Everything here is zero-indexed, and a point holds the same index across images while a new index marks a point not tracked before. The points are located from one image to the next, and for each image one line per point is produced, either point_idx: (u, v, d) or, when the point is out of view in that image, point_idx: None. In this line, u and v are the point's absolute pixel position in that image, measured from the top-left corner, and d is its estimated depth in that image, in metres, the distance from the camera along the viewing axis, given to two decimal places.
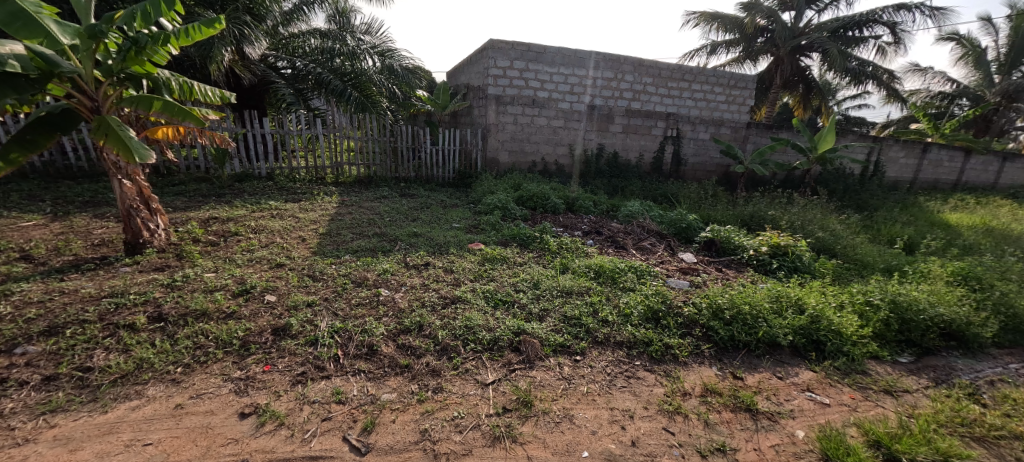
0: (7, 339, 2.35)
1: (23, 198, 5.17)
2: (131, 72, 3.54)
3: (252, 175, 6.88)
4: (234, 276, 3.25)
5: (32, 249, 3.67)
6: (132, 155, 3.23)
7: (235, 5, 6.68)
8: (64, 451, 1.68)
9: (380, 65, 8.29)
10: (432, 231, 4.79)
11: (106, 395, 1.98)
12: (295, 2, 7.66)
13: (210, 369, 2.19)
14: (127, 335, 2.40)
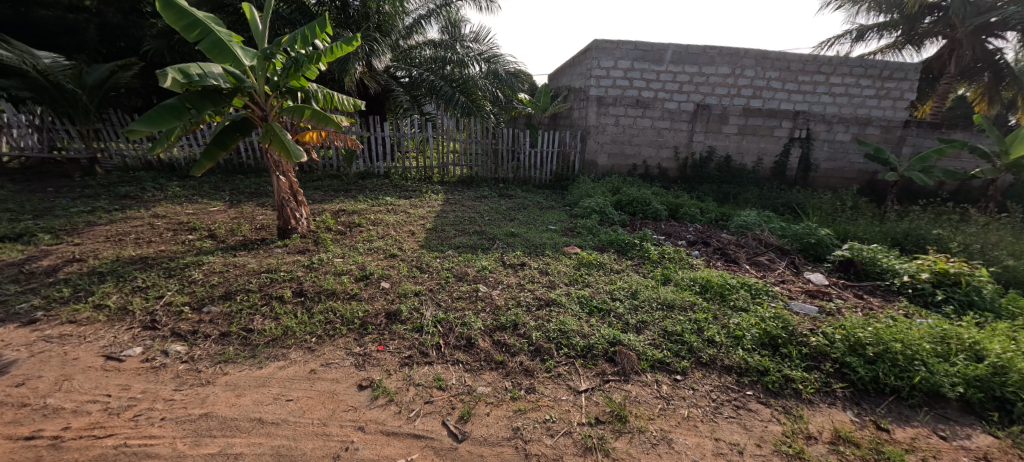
0: (199, 300, 2.99)
1: (212, 188, 6.52)
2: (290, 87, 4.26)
3: (372, 173, 7.77)
4: (357, 263, 3.70)
5: (215, 229, 4.62)
6: (286, 156, 3.89)
7: (366, 24, 7.62)
8: (233, 394, 2.08)
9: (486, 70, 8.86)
10: (529, 232, 4.89)
11: (261, 353, 2.41)
12: (415, 17, 8.44)
13: (336, 343, 2.52)
14: (277, 305, 2.89)
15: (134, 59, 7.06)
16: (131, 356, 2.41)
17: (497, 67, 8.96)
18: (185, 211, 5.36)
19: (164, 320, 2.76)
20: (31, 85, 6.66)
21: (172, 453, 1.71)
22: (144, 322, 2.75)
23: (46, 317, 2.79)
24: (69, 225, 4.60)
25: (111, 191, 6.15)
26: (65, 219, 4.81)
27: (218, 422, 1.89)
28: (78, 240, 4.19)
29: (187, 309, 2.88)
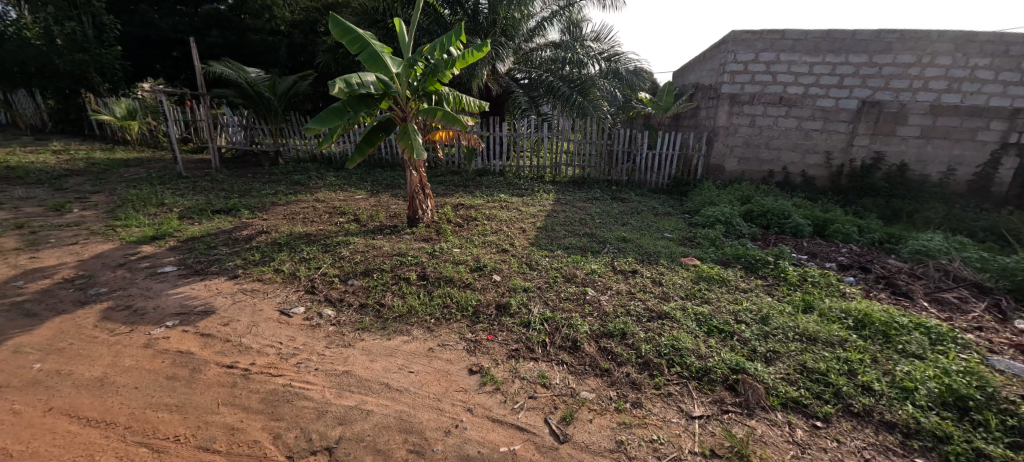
0: (346, 273, 3.53)
1: (359, 179, 7.58)
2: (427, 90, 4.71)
3: (489, 171, 8.22)
4: (472, 254, 3.95)
5: (360, 215, 5.37)
6: (414, 153, 4.34)
7: (494, 29, 8.05)
8: (368, 358, 2.39)
9: (605, 69, 8.72)
10: (643, 238, 4.65)
11: (390, 327, 2.74)
12: (538, 19, 8.63)
13: (451, 326, 2.74)
14: (405, 285, 3.26)
15: (310, 71, 8.62)
16: (296, 313, 2.95)
17: (618, 66, 8.74)
18: (338, 198, 6.33)
19: (320, 287, 3.32)
20: (242, 92, 8.41)
21: (321, 399, 2.04)
22: (307, 286, 3.34)
23: (242, 274, 3.57)
24: (261, 203, 5.79)
25: (288, 178, 7.57)
26: (259, 199, 6.08)
27: (355, 379, 2.19)
28: (265, 216, 5.25)
29: (337, 280, 3.42)
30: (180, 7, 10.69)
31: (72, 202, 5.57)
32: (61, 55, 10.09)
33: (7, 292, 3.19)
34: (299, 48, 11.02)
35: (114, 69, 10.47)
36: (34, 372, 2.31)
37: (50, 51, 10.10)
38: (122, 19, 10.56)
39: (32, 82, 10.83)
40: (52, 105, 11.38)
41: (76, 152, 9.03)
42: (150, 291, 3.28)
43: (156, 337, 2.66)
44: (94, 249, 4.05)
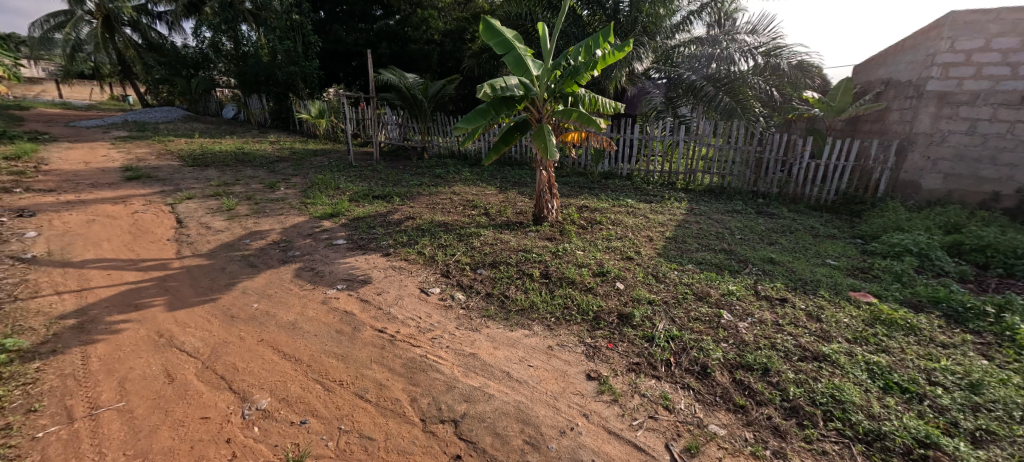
0: (476, 263, 3.80)
1: (492, 176, 8.07)
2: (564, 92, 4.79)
3: (615, 174, 7.97)
4: (596, 259, 3.89)
5: (490, 209, 5.71)
6: (549, 154, 4.45)
7: (635, 25, 7.88)
8: (492, 346, 2.54)
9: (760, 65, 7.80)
10: (796, 262, 4.00)
11: (513, 319, 2.87)
12: (684, 15, 8.52)
13: (570, 327, 2.75)
14: (528, 281, 3.37)
15: (456, 76, 9.51)
16: (432, 292, 3.30)
17: (777, 60, 7.77)
18: (472, 192, 6.85)
19: (454, 272, 3.65)
20: (402, 96, 9.66)
21: (451, 375, 2.25)
22: (442, 270, 3.70)
23: (392, 253, 4.13)
24: (410, 193, 6.59)
25: (433, 171, 8.47)
26: (408, 189, 6.92)
27: (480, 363, 2.36)
28: (411, 204, 5.96)
29: (468, 268, 3.71)
30: (363, 24, 12.93)
31: (281, 182, 7.12)
32: (282, 68, 12.98)
33: (240, 247, 4.25)
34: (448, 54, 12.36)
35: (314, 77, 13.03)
36: (252, 310, 3.04)
37: (276, 65, 13.03)
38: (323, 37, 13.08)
39: (263, 89, 14.13)
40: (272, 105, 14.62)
41: (286, 143, 11.48)
42: (327, 258, 4.02)
43: (330, 296, 3.26)
44: (293, 220, 5.12)
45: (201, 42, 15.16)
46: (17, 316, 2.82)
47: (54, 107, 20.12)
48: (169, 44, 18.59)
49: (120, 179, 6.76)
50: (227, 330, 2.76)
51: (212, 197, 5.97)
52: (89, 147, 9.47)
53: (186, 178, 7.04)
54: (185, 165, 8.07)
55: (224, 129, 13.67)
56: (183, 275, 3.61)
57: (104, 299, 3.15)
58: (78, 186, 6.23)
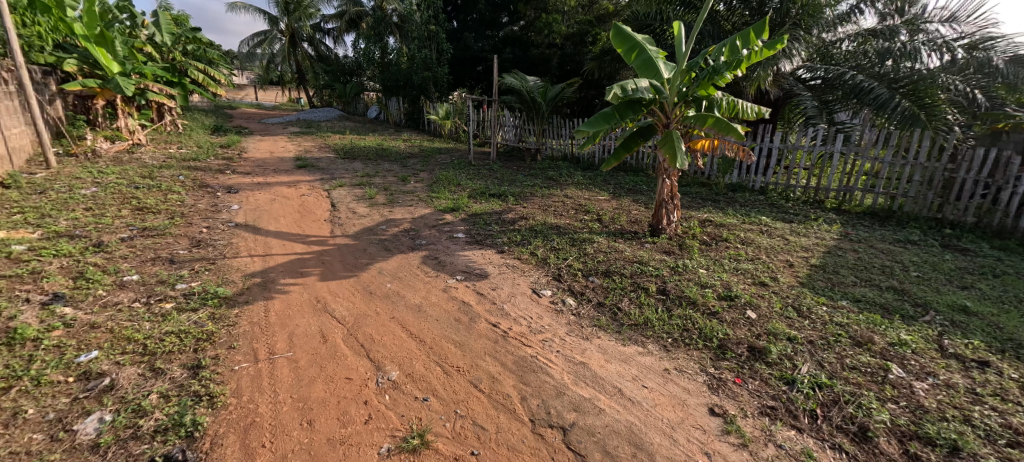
0: (588, 270, 3.73)
1: (606, 181, 7.86)
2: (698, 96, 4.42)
3: (746, 186, 7.20)
4: (722, 280, 3.50)
5: (603, 215, 5.57)
6: (677, 163, 4.13)
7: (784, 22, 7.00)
8: (603, 358, 2.46)
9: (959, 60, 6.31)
10: (1004, 315, 3.09)
11: (625, 333, 2.74)
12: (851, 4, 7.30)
13: (690, 352, 2.53)
14: (643, 296, 3.19)
15: (576, 79, 9.50)
16: (544, 294, 3.33)
17: (985, 54, 6.20)
18: (584, 197, 6.76)
19: (566, 277, 3.63)
20: (523, 98, 9.94)
21: (560, 380, 2.24)
22: (554, 274, 3.71)
23: (507, 251, 4.28)
24: (524, 193, 6.76)
25: (545, 173, 8.56)
26: (523, 189, 7.10)
27: (591, 373, 2.31)
28: (525, 205, 6.11)
29: (579, 274, 3.66)
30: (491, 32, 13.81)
31: (411, 176, 7.90)
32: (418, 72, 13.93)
33: (377, 232, 4.83)
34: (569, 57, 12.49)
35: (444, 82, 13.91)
36: (386, 289, 3.44)
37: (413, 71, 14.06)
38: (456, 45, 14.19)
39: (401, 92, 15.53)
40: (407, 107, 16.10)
41: (415, 141, 12.50)
42: (448, 249, 4.35)
43: (450, 285, 3.52)
44: (421, 212, 5.64)
45: (358, 53, 17.62)
46: (223, 270, 3.63)
47: (253, 107, 25.34)
48: (334, 55, 22.00)
49: (293, 167, 8.24)
50: (367, 304, 3.17)
51: (358, 186, 6.91)
52: (274, 140, 11.73)
53: (339, 169, 8.26)
54: (338, 157, 9.48)
55: (368, 127, 15.64)
56: (334, 251, 4.24)
57: (279, 264, 3.86)
58: (265, 171, 7.76)
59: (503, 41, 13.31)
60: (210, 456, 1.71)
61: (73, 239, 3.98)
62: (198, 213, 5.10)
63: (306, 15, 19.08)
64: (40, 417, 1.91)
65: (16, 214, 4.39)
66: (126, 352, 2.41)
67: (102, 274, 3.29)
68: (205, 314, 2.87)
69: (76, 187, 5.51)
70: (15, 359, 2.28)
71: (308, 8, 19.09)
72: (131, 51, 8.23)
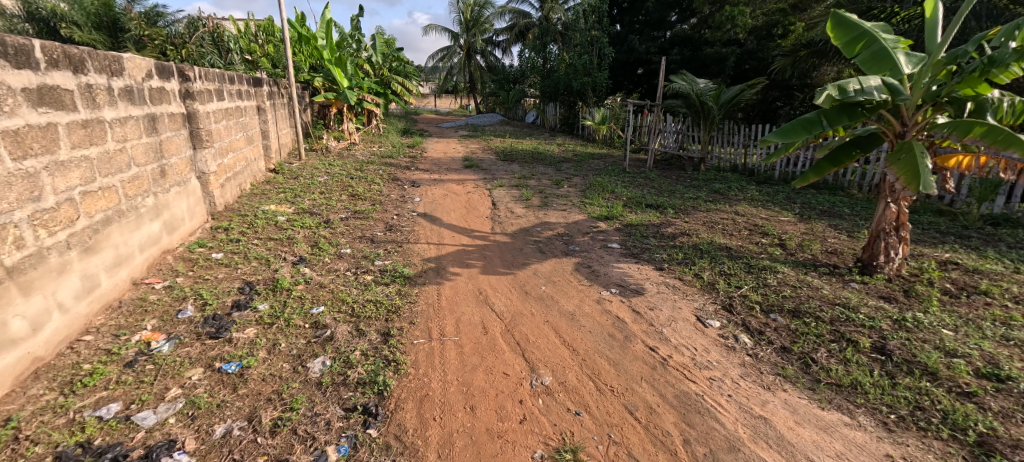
0: (769, 305, 3.16)
1: (793, 200, 6.63)
2: (959, 95, 3.31)
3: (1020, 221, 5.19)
4: (979, 349, 2.56)
5: (787, 240, 4.69)
6: (918, 186, 3.08)
7: None
8: (792, 419, 2.04)
9: None
10: None
11: (823, 393, 2.23)
12: None
13: (928, 441, 1.90)
14: (849, 350, 2.55)
15: (762, 79, 8.17)
16: (712, 325, 2.93)
17: None
18: (761, 216, 5.81)
19: (739, 308, 3.14)
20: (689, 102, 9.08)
21: (734, 432, 1.95)
22: (724, 302, 3.25)
23: (667, 268, 3.93)
24: (685, 206, 6.17)
25: (710, 185, 7.65)
26: (684, 201, 6.48)
27: (775, 434, 1.94)
28: (687, 219, 5.55)
29: (758, 308, 3.11)
30: (657, 32, 13.23)
31: (566, 180, 7.99)
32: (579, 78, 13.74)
33: (533, 233, 4.99)
34: (750, 54, 11.00)
35: (603, 86, 13.64)
36: (541, 291, 3.52)
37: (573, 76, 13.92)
38: (619, 49, 13.91)
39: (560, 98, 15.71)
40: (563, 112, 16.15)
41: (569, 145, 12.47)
42: (602, 258, 4.21)
43: (604, 297, 3.40)
44: (575, 216, 5.63)
45: (523, 61, 18.71)
46: (407, 253, 4.24)
47: (433, 113, 29.25)
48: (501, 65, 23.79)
49: (461, 167, 9.19)
50: (523, 303, 3.30)
51: (516, 187, 7.31)
52: (448, 142, 13.34)
53: (500, 170, 8.88)
54: (499, 159, 10.22)
55: (527, 131, 16.46)
56: (494, 248, 4.54)
57: (449, 253, 4.32)
58: (440, 169, 8.83)
59: (670, 41, 12.50)
60: (394, 417, 2.01)
61: (312, 216, 5.19)
62: (390, 203, 6.09)
63: (480, 30, 21.60)
64: (287, 351, 2.52)
65: (281, 193, 5.96)
66: (341, 311, 3.01)
67: (327, 246, 4.21)
68: (393, 289, 3.38)
69: (315, 176, 7.19)
70: (276, 302, 3.08)
71: (483, 23, 21.49)
72: (356, 69, 10.38)
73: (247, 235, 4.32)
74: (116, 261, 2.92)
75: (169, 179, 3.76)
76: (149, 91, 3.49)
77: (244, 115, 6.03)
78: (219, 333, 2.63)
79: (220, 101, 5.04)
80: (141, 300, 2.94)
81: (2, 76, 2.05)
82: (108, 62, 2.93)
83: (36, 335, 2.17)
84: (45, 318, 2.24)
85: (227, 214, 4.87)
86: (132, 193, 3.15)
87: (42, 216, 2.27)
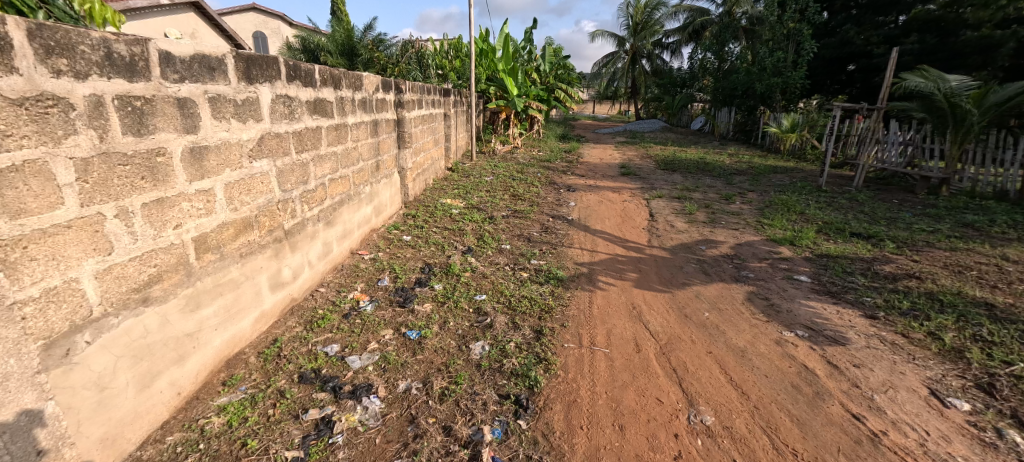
0: None
1: None
2: None
3: None
4: None
5: None
6: None
7: None
8: None
9: None
10: None
11: None
12: None
13: None
14: None
15: None
16: (958, 407, 2.19)
17: None
18: None
19: (1007, 392, 2.28)
20: (928, 105, 6.97)
21: None
22: (978, 379, 2.40)
23: (882, 319, 3.09)
24: (912, 239, 4.78)
25: (956, 215, 5.75)
26: (910, 233, 5.03)
27: None
28: (916, 256, 4.28)
29: None
30: (881, 17, 10.59)
31: (739, 195, 7.03)
32: (763, 79, 11.94)
33: (696, 251, 4.51)
34: None
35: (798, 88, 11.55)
36: (705, 317, 3.16)
37: (757, 77, 12.17)
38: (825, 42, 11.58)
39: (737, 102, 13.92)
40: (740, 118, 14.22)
41: (743, 155, 10.95)
42: (785, 292, 3.55)
43: (785, 338, 2.87)
44: (749, 238, 4.89)
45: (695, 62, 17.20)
46: (561, 256, 4.31)
47: (592, 119, 29.31)
48: (669, 67, 22.28)
49: (618, 174, 8.94)
50: (682, 326, 3.04)
51: (677, 199, 6.75)
52: (606, 148, 13.16)
53: (660, 179, 8.35)
54: (659, 168, 9.61)
55: (695, 139, 15.08)
56: (650, 261, 4.27)
57: (601, 261, 4.24)
58: (597, 175, 8.76)
59: (904, 27, 9.84)
60: (544, 415, 2.10)
61: (479, 211, 5.74)
62: (547, 205, 6.30)
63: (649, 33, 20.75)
64: (454, 330, 2.84)
65: (455, 189, 6.77)
66: (499, 301, 3.25)
67: (490, 240, 4.59)
68: (547, 289, 3.49)
69: (483, 176, 7.93)
70: (448, 284, 3.51)
71: (654, 25, 20.54)
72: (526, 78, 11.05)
73: (429, 223, 5.02)
74: (344, 234, 3.75)
75: (380, 172, 4.64)
76: (375, 101, 4.35)
77: (435, 121, 7.05)
78: (405, 302, 3.13)
79: (419, 108, 5.99)
80: (355, 266, 3.71)
81: (297, 92, 2.83)
82: (354, 79, 3.77)
83: (295, 281, 2.94)
84: (301, 270, 3.01)
85: (414, 204, 5.75)
86: (358, 181, 3.99)
87: (308, 195, 3.06)
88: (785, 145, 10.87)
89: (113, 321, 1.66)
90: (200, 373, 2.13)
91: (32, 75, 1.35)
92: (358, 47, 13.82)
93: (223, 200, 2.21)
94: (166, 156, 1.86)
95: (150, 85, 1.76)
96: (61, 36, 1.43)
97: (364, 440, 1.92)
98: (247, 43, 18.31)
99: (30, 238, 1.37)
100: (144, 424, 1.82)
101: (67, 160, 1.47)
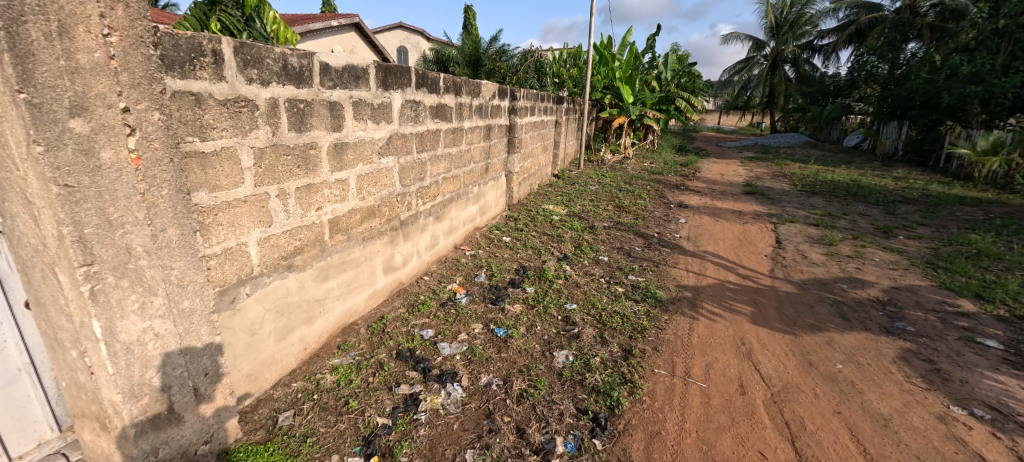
0: None
1: None
2: None
3: None
4: None
5: None
6: None
7: None
8: None
9: None
10: None
11: None
12: None
13: None
14: None
15: None
16: None
17: None
18: None
19: None
20: None
21: None
22: None
23: None
24: None
25: None
26: None
27: None
28: None
29: None
30: None
31: (901, 228, 5.78)
32: (953, 89, 9.59)
33: (833, 289, 3.84)
34: None
35: None
36: (836, 369, 2.67)
37: (944, 86, 9.85)
38: None
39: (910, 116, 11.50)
40: (912, 135, 11.66)
41: (914, 181, 8.97)
42: (957, 357, 2.82)
43: (951, 414, 2.29)
44: (911, 282, 3.98)
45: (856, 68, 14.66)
46: (663, 275, 4.04)
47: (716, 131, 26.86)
48: (819, 74, 19.31)
49: (741, 193, 8.06)
50: (802, 374, 2.62)
51: (813, 226, 5.82)
52: (729, 163, 11.96)
53: (793, 202, 7.30)
54: (794, 189, 8.40)
55: (847, 158, 12.85)
56: (770, 294, 3.76)
57: (708, 286, 3.87)
58: (714, 192, 8.03)
59: None
60: (621, 440, 2.00)
61: (580, 220, 5.69)
62: (654, 220, 5.97)
63: (796, 34, 18.20)
64: (541, 334, 2.87)
65: (558, 196, 6.83)
66: (589, 314, 3.17)
67: (588, 250, 4.52)
68: (642, 309, 3.29)
69: (588, 185, 7.84)
70: (540, 288, 3.55)
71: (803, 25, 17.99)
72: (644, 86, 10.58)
73: (529, 227, 5.14)
74: (450, 229, 4.05)
75: (489, 174, 4.89)
76: (491, 107, 4.60)
77: (546, 128, 7.21)
78: (497, 300, 3.26)
79: (531, 115, 6.17)
80: (457, 260, 3.99)
81: (422, 98, 3.14)
82: (473, 87, 4.03)
83: (404, 267, 3.27)
84: (410, 258, 3.33)
85: (517, 207, 5.94)
86: (467, 181, 4.26)
87: (422, 190, 3.37)
88: (980, 171, 8.58)
89: (266, 280, 2.05)
90: (322, 335, 2.50)
91: (234, 82, 1.74)
92: (483, 58, 14.75)
93: (355, 189, 2.56)
94: (317, 150, 2.22)
95: (311, 90, 2.13)
96: (255, 52, 1.82)
97: (444, 423, 2.05)
98: (392, 55, 20.83)
99: (219, 208, 1.77)
100: (278, 368, 2.21)
101: (249, 148, 1.85)
